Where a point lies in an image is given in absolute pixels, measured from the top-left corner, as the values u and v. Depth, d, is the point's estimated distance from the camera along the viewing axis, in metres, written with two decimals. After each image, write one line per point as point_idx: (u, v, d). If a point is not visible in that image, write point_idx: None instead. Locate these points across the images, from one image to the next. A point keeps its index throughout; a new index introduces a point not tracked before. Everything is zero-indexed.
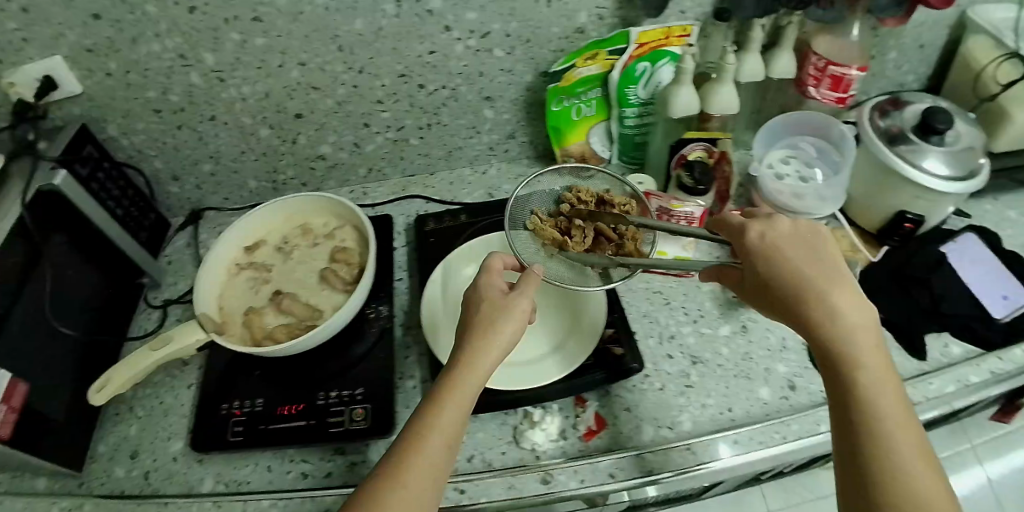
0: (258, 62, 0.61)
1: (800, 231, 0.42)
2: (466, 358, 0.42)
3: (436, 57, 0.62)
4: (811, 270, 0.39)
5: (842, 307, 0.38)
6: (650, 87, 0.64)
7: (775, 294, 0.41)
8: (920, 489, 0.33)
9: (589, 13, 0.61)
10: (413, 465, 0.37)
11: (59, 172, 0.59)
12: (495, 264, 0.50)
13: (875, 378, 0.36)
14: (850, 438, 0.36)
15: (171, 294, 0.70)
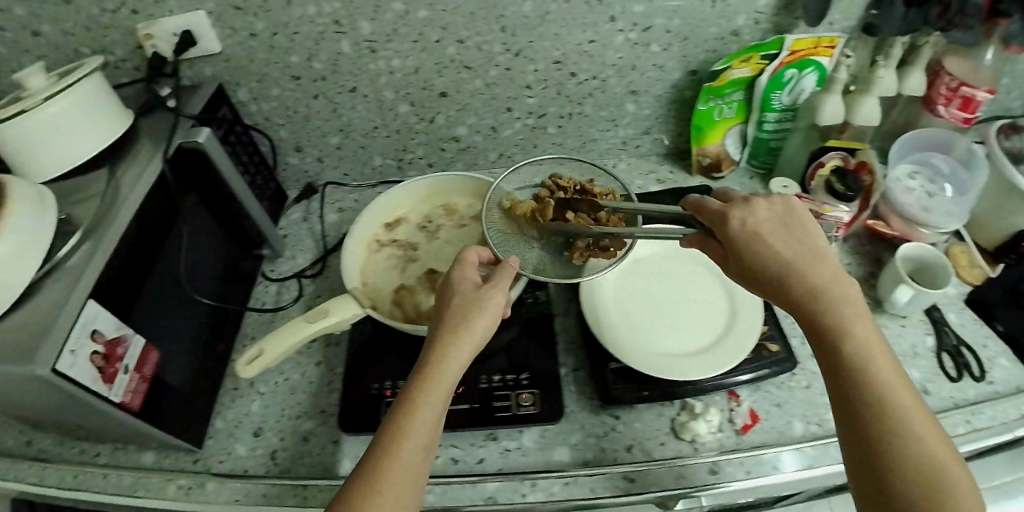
0: (416, 35, 0.59)
1: (774, 211, 0.44)
2: (436, 355, 0.43)
3: (595, 47, 0.62)
4: (787, 250, 0.42)
5: (824, 282, 0.40)
6: (794, 93, 0.66)
7: (751, 272, 0.43)
8: (924, 454, 0.36)
9: (748, 17, 0.62)
10: (405, 457, 0.38)
11: (202, 129, 0.56)
12: (470, 257, 0.51)
13: (867, 351, 0.39)
14: (852, 412, 0.38)
15: (292, 268, 0.71)
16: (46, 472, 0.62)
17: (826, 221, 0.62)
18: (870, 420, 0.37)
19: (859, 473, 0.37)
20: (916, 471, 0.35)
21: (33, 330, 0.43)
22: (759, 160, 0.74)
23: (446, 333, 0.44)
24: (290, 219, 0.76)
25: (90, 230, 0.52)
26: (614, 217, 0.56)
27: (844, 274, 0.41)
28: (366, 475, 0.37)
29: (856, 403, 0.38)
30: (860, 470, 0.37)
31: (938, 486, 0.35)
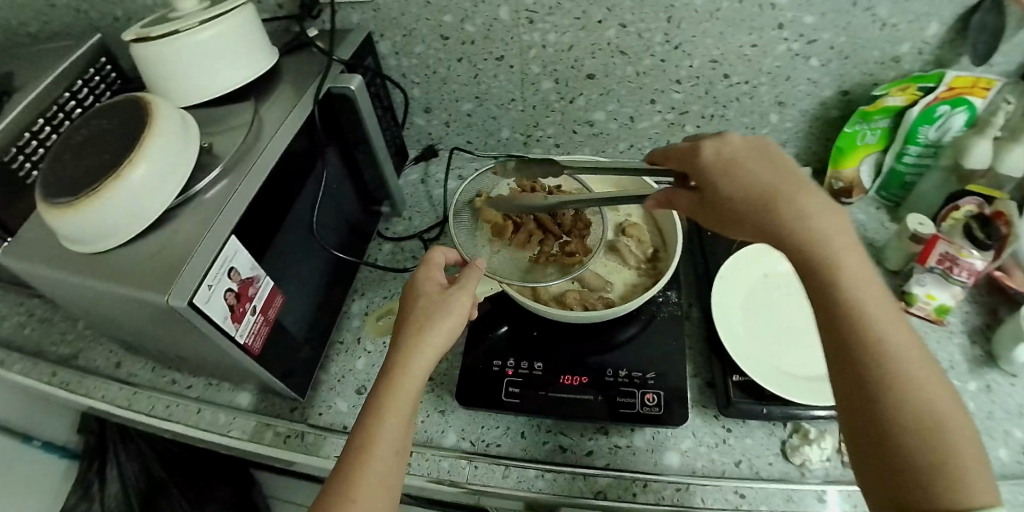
0: (580, 12, 0.61)
1: (737, 147, 0.42)
2: (399, 361, 0.44)
3: (755, 51, 0.64)
4: (771, 179, 0.40)
5: (805, 214, 0.38)
6: (941, 130, 0.64)
7: (733, 215, 0.41)
8: (925, 401, 0.34)
9: (914, 45, 0.61)
10: (373, 469, 0.41)
11: (354, 77, 0.57)
12: (436, 258, 0.53)
13: (858, 291, 0.37)
14: (849, 365, 0.36)
15: (408, 228, 0.75)
16: (137, 398, 0.62)
17: (958, 266, 0.59)
18: (868, 369, 0.35)
19: (855, 431, 0.36)
20: (917, 421, 0.34)
21: (176, 262, 0.45)
22: (889, 193, 0.73)
23: (410, 335, 0.46)
24: (408, 179, 0.81)
25: (233, 166, 0.52)
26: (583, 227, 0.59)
27: (822, 202, 0.39)
28: (342, 486, 0.40)
29: (853, 350, 0.36)
30: (857, 429, 0.36)
31: (942, 436, 0.33)
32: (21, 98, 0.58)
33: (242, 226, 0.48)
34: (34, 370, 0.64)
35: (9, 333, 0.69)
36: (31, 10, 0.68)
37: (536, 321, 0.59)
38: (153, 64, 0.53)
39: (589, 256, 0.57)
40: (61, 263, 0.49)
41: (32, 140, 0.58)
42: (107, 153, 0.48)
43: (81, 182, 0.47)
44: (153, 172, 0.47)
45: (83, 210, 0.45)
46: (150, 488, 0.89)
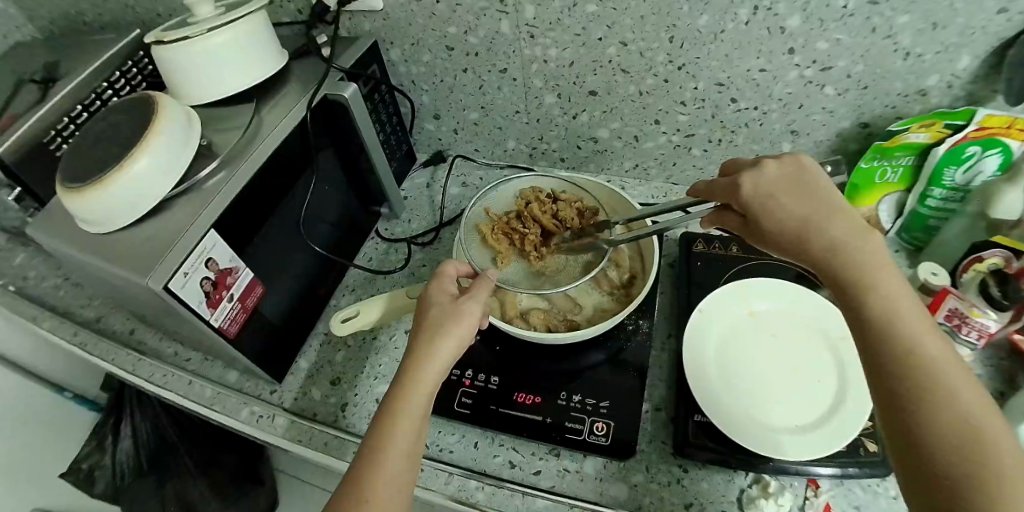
0: (580, 29, 0.60)
1: (768, 178, 0.43)
2: (418, 362, 0.47)
3: (764, 76, 0.60)
4: (801, 205, 0.41)
5: (840, 233, 0.40)
6: (970, 174, 0.58)
7: (772, 237, 0.42)
8: (966, 415, 0.34)
9: (942, 78, 0.56)
10: (390, 463, 0.44)
11: (350, 85, 0.60)
12: (448, 272, 0.55)
13: (895, 307, 0.38)
14: (885, 377, 0.36)
15: (405, 232, 0.76)
16: (141, 365, 0.68)
17: (967, 325, 0.55)
18: (901, 379, 0.36)
19: (896, 443, 0.36)
20: (954, 431, 0.33)
21: (161, 248, 0.50)
22: (910, 236, 0.66)
23: (423, 344, 0.48)
24: (414, 182, 0.82)
25: (229, 161, 0.56)
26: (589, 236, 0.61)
27: (860, 224, 0.41)
28: (360, 473, 0.43)
29: (887, 361, 0.36)
30: (897, 442, 0.35)
31: (982, 450, 0.33)
32: (65, 85, 0.63)
33: (223, 220, 0.52)
34: (62, 328, 0.73)
35: (47, 293, 0.77)
36: (86, 3, 0.75)
37: (501, 335, 0.60)
38: (168, 64, 0.58)
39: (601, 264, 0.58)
40: (75, 239, 0.55)
41: (70, 123, 0.63)
42: (117, 144, 0.53)
43: (94, 168, 0.52)
44: (154, 163, 0.52)
45: (92, 194, 0.51)
46: (161, 446, 0.97)
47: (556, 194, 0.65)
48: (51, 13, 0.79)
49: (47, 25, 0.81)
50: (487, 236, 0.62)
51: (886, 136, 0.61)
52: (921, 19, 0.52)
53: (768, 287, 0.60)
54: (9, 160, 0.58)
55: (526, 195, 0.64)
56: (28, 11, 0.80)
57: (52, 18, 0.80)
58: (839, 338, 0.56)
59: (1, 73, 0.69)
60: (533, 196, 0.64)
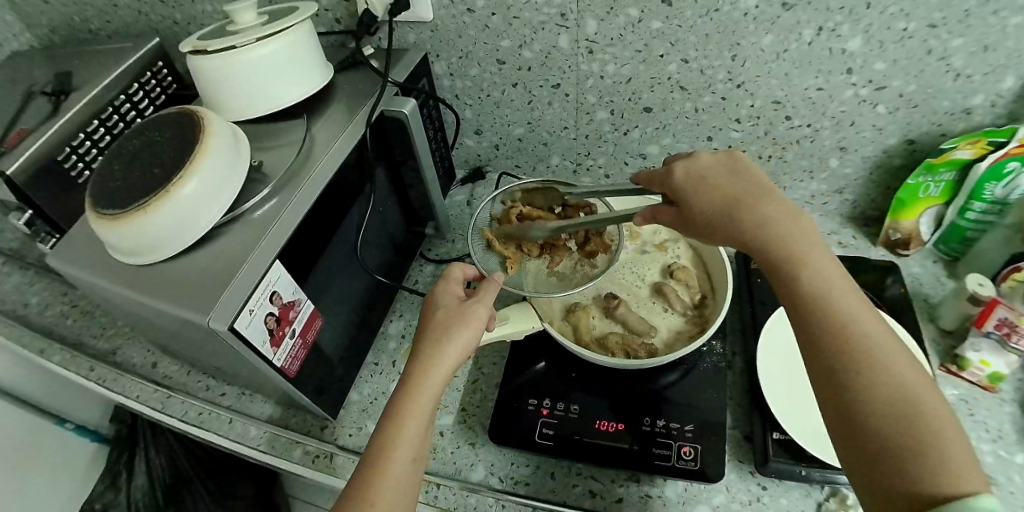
0: (642, 45, 0.59)
1: (698, 167, 0.44)
2: (427, 359, 0.45)
3: (821, 95, 0.60)
4: (732, 190, 0.42)
5: (771, 216, 0.41)
6: (1009, 188, 0.58)
7: (706, 225, 0.43)
8: (904, 395, 0.35)
9: (987, 98, 0.57)
10: (395, 464, 0.41)
11: (409, 101, 0.57)
12: (454, 274, 0.54)
13: (831, 293, 0.39)
14: (827, 362, 0.37)
15: (452, 252, 0.75)
16: (170, 403, 0.65)
17: (1016, 333, 0.53)
18: (839, 363, 0.36)
19: (841, 428, 0.36)
20: (893, 412, 0.34)
21: (219, 283, 0.45)
22: (948, 247, 0.69)
23: (429, 344, 0.46)
24: (455, 200, 0.81)
25: (282, 187, 0.51)
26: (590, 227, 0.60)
27: (790, 209, 0.42)
28: (365, 485, 0.41)
29: (827, 347, 0.37)
30: (842, 427, 0.36)
31: (923, 431, 0.33)
32: (80, 97, 0.62)
33: (287, 251, 0.48)
34: (77, 363, 0.69)
35: (53, 322, 0.74)
36: (95, 10, 0.73)
37: (575, 362, 0.59)
38: (208, 76, 0.53)
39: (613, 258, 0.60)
40: (107, 269, 0.49)
41: (86, 141, 0.62)
42: (157, 166, 0.47)
43: (129, 190, 0.46)
44: (201, 190, 0.46)
45: (132, 222, 0.44)
46: (176, 479, 0.95)
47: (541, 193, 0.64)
48: (53, 21, 0.76)
49: (48, 34, 0.79)
50: (493, 240, 0.60)
51: (934, 153, 0.62)
52: (974, 43, 0.52)
53: None
54: (20, 180, 0.57)
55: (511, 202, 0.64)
56: (27, 19, 0.78)
57: (53, 26, 0.78)
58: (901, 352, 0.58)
59: (13, 92, 0.66)
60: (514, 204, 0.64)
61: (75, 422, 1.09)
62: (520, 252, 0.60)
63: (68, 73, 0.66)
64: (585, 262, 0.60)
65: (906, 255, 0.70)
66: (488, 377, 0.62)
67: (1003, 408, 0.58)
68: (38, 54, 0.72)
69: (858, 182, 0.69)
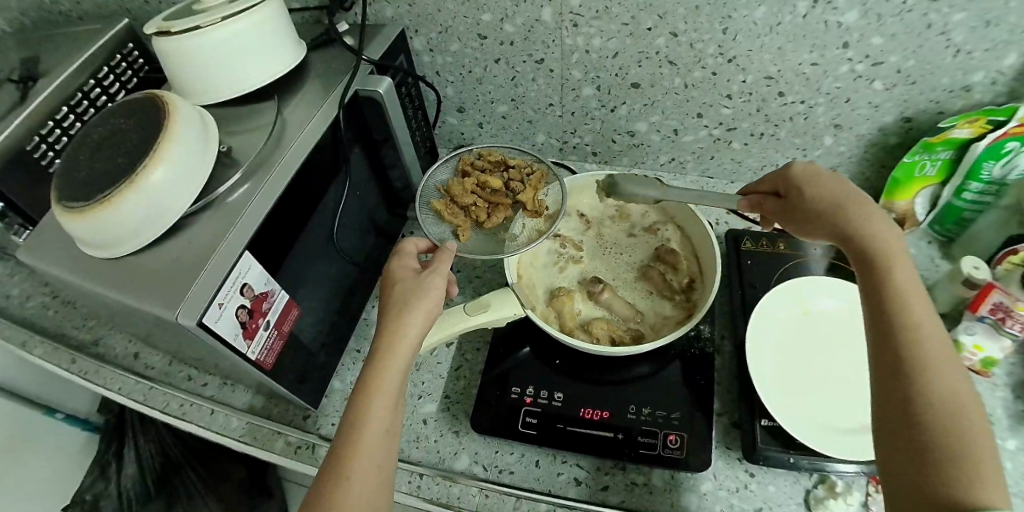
0: (628, 18, 0.57)
1: (815, 167, 0.47)
2: (391, 330, 0.45)
3: (815, 70, 0.58)
4: (841, 198, 0.43)
5: (868, 223, 0.41)
6: (1005, 168, 0.57)
7: (810, 217, 0.45)
8: (953, 402, 0.35)
9: (988, 75, 0.54)
10: (369, 434, 0.41)
11: (383, 79, 0.56)
12: (408, 248, 0.53)
13: (909, 296, 0.39)
14: (889, 355, 0.38)
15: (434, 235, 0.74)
16: (152, 394, 0.64)
17: (1011, 318, 0.52)
18: (902, 358, 0.37)
19: (889, 423, 0.36)
20: (939, 412, 0.35)
21: (185, 275, 0.43)
22: (943, 228, 0.67)
23: (389, 318, 0.46)
24: None
25: (253, 171, 0.49)
26: (533, 182, 0.61)
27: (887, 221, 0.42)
28: (338, 461, 0.40)
29: (893, 342, 0.37)
30: (891, 423, 0.36)
31: (965, 443, 0.33)
32: (46, 83, 0.60)
33: (258, 238, 0.46)
34: (57, 355, 0.68)
35: (34, 313, 0.72)
36: None
37: (559, 349, 0.59)
38: (175, 58, 0.50)
39: (556, 209, 0.61)
40: (73, 263, 0.47)
41: (56, 129, 0.60)
42: (118, 153, 0.45)
43: (89, 179, 0.44)
44: (165, 180, 0.44)
45: (95, 217, 0.42)
46: (166, 467, 0.96)
47: (480, 155, 0.65)
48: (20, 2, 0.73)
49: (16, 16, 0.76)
50: (442, 212, 0.59)
51: (933, 131, 0.60)
52: (975, 17, 0.50)
53: (819, 282, 0.59)
54: None
55: (461, 168, 0.64)
56: None
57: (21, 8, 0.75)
58: None
59: None
60: (469, 170, 0.63)
61: (65, 412, 1.08)
62: (468, 219, 0.60)
63: (37, 58, 0.64)
64: (531, 221, 0.61)
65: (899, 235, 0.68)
66: (472, 364, 0.61)
67: (992, 391, 0.57)
68: (6, 38, 0.70)
69: (852, 161, 0.67)
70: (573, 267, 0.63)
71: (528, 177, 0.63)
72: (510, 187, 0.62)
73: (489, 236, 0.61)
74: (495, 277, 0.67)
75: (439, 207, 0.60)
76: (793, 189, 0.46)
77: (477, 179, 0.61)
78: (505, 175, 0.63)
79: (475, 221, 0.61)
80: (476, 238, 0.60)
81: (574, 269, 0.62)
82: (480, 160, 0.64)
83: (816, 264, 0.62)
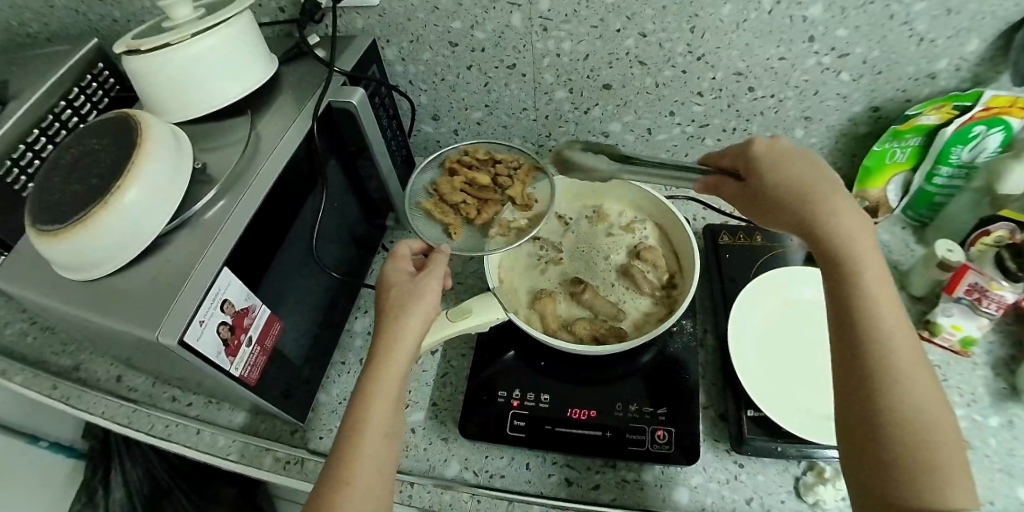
0: (597, 20, 0.57)
1: (784, 153, 0.45)
2: (389, 334, 0.45)
3: (783, 65, 0.59)
4: (803, 182, 0.42)
5: (843, 217, 0.40)
6: (974, 151, 0.59)
7: (774, 202, 0.43)
8: (917, 407, 0.36)
9: (951, 62, 0.56)
10: (369, 439, 0.41)
11: (356, 91, 0.56)
12: (401, 251, 0.53)
13: (875, 294, 0.39)
14: (853, 357, 0.38)
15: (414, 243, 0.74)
16: (136, 416, 0.63)
17: (987, 298, 0.53)
18: (869, 368, 0.37)
19: (851, 422, 0.37)
20: (904, 419, 0.35)
21: (163, 295, 0.43)
22: (917, 213, 0.68)
23: (387, 323, 0.46)
24: None
25: (229, 186, 0.49)
26: (522, 178, 0.62)
27: (858, 213, 0.41)
28: (337, 464, 0.40)
29: (858, 343, 0.38)
30: (854, 422, 0.37)
31: (928, 446, 0.34)
32: (15, 107, 0.59)
33: (236, 254, 0.46)
34: (37, 382, 0.67)
35: (12, 341, 0.71)
36: (29, 13, 0.69)
37: (544, 350, 0.59)
38: (145, 77, 0.50)
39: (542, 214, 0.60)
40: (52, 288, 0.47)
41: (27, 152, 0.60)
42: (91, 174, 0.44)
43: (60, 203, 0.44)
44: (141, 199, 0.44)
45: (70, 239, 0.42)
46: (155, 490, 0.95)
47: (465, 152, 0.65)
48: None
49: None
50: (432, 211, 0.60)
51: (902, 119, 0.61)
52: (935, 6, 0.51)
53: (798, 273, 0.60)
54: None
55: (447, 164, 0.64)
56: None
57: None
58: None
59: None
60: (455, 166, 0.63)
61: (49, 440, 1.07)
62: (459, 216, 0.60)
63: (4, 82, 0.63)
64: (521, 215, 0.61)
65: (875, 222, 0.69)
66: (459, 370, 0.61)
67: (973, 370, 0.58)
68: None
69: (824, 151, 0.68)
70: (554, 268, 0.63)
71: (515, 170, 0.63)
72: (498, 183, 0.62)
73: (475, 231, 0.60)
74: (478, 283, 0.67)
75: (431, 206, 0.61)
76: (755, 172, 0.45)
77: (466, 176, 0.62)
78: (493, 170, 0.62)
79: (465, 217, 0.61)
80: (467, 234, 0.60)
81: (554, 270, 0.63)
82: (466, 157, 0.64)
83: (793, 254, 0.63)
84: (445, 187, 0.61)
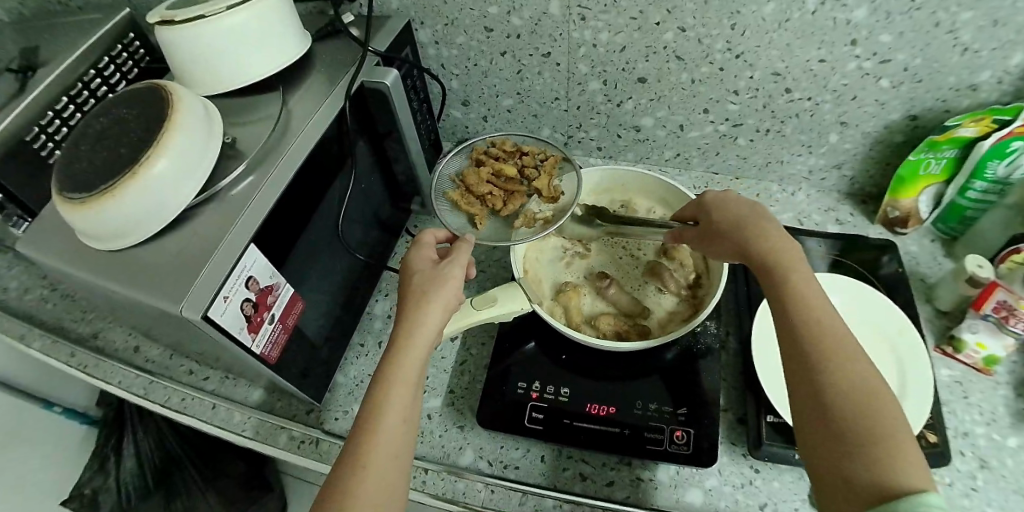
0: (636, 12, 0.56)
1: (723, 194, 0.51)
2: (408, 324, 0.45)
3: (823, 68, 0.58)
4: (738, 214, 0.48)
5: (772, 234, 0.45)
6: (1012, 168, 0.56)
7: (719, 232, 0.49)
8: (863, 394, 0.36)
9: (994, 74, 0.54)
10: (386, 427, 0.40)
11: (390, 72, 0.55)
12: (426, 239, 0.52)
13: (812, 296, 0.41)
14: (799, 352, 0.39)
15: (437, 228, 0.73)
16: (153, 388, 0.63)
17: (1014, 317, 0.52)
18: (813, 357, 0.38)
19: (805, 415, 0.37)
20: (852, 404, 0.36)
21: (189, 269, 0.43)
22: (947, 226, 0.67)
23: (406, 313, 0.46)
24: None
25: (258, 162, 0.48)
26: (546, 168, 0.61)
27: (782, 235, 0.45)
28: (355, 452, 0.39)
29: (802, 336, 0.39)
30: (807, 416, 0.37)
31: (876, 428, 0.34)
32: (45, 73, 0.59)
33: (264, 231, 0.46)
34: (57, 348, 0.67)
35: (33, 306, 0.71)
36: None
37: (565, 344, 0.59)
38: (179, 48, 0.49)
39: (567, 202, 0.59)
40: (79, 255, 0.46)
41: (55, 119, 0.60)
42: (121, 143, 0.44)
43: (88, 170, 0.43)
44: (171, 171, 0.43)
45: (98, 208, 0.42)
46: (165, 461, 0.96)
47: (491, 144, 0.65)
48: None
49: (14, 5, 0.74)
50: (458, 201, 0.60)
51: (940, 130, 0.59)
52: (984, 16, 0.50)
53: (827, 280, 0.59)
54: None
55: (472, 156, 0.64)
56: None
57: None
58: (897, 334, 0.56)
59: None
60: (482, 159, 0.63)
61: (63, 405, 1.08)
62: (484, 207, 0.60)
63: (36, 47, 0.63)
64: (546, 206, 0.60)
65: (904, 233, 0.68)
66: (477, 359, 0.61)
67: (995, 388, 0.57)
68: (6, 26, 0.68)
69: (857, 157, 0.67)
70: (579, 262, 0.62)
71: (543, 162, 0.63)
72: (525, 175, 0.62)
73: (501, 223, 0.60)
74: (500, 272, 0.67)
75: (457, 197, 0.60)
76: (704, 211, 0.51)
77: (491, 167, 0.61)
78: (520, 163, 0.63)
79: (490, 208, 0.60)
80: (491, 225, 0.60)
81: (581, 264, 0.62)
82: (492, 149, 0.64)
83: None
84: (471, 179, 0.61)
